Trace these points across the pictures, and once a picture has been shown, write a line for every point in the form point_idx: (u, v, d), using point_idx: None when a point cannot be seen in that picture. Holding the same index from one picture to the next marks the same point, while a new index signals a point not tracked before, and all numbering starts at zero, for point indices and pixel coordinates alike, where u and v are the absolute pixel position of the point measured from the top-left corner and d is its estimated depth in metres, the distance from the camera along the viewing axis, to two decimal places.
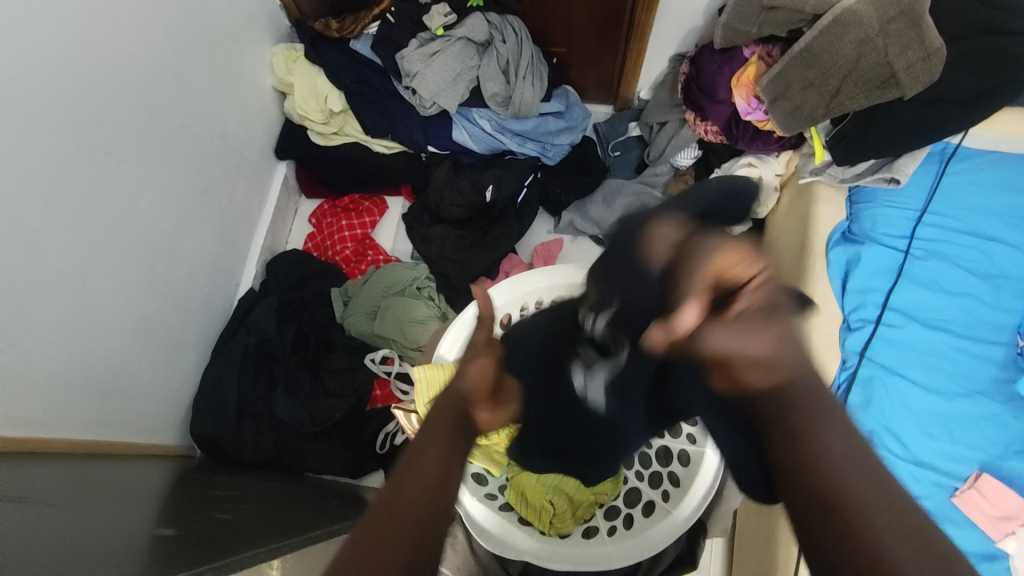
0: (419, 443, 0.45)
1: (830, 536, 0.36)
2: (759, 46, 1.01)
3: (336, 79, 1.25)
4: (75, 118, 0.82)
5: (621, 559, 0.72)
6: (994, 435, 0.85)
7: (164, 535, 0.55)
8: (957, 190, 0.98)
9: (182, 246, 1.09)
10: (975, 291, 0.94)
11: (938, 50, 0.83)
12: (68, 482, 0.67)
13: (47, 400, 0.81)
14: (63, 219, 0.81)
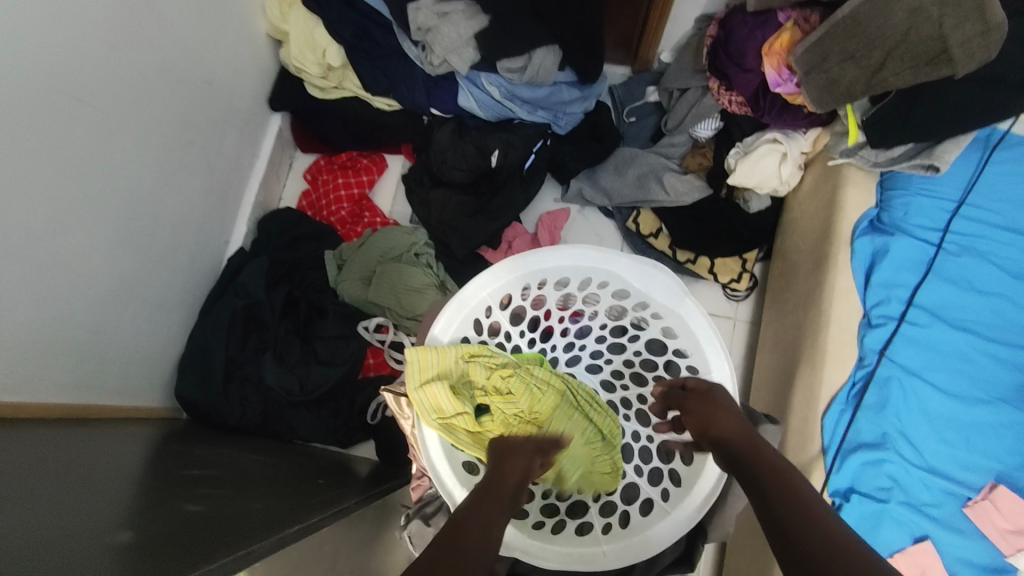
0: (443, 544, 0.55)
1: None
2: (795, 11, 0.93)
3: (335, 32, 1.15)
4: (40, 56, 0.73)
5: (616, 560, 0.68)
6: (1013, 444, 0.82)
7: (128, 531, 0.51)
8: (999, 181, 0.91)
9: (166, 201, 1.02)
10: (1008, 292, 0.88)
11: (1000, 26, 0.73)
12: (30, 457, 0.62)
13: (14, 365, 0.76)
14: (30, 172, 0.74)
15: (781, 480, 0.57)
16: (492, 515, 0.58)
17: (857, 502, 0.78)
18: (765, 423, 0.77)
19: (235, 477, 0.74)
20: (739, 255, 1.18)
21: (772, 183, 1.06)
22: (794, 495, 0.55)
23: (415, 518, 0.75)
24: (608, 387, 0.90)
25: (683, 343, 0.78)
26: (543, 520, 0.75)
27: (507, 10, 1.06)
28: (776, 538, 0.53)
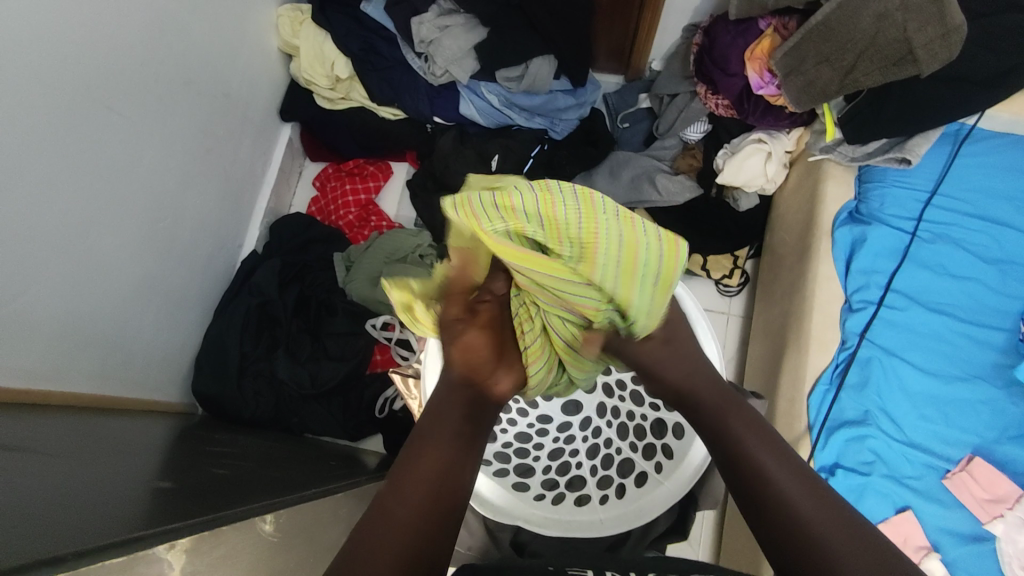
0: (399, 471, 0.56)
1: (793, 543, 0.51)
2: (775, 18, 0.99)
3: (343, 45, 1.23)
4: (77, 69, 0.80)
5: (612, 527, 0.74)
6: (990, 419, 0.86)
7: (163, 486, 0.56)
8: (969, 172, 0.97)
9: (186, 204, 1.08)
10: (980, 275, 0.94)
11: (958, 28, 0.80)
12: (70, 432, 0.67)
13: (48, 353, 0.81)
14: (65, 174, 0.80)
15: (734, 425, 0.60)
16: (430, 468, 0.56)
17: (843, 476, 0.83)
18: (752, 398, 0.83)
19: (252, 455, 0.79)
20: (731, 252, 1.23)
21: (758, 181, 1.12)
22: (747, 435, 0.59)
23: None
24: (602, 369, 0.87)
25: None
26: (543, 491, 0.79)
27: (505, 22, 1.13)
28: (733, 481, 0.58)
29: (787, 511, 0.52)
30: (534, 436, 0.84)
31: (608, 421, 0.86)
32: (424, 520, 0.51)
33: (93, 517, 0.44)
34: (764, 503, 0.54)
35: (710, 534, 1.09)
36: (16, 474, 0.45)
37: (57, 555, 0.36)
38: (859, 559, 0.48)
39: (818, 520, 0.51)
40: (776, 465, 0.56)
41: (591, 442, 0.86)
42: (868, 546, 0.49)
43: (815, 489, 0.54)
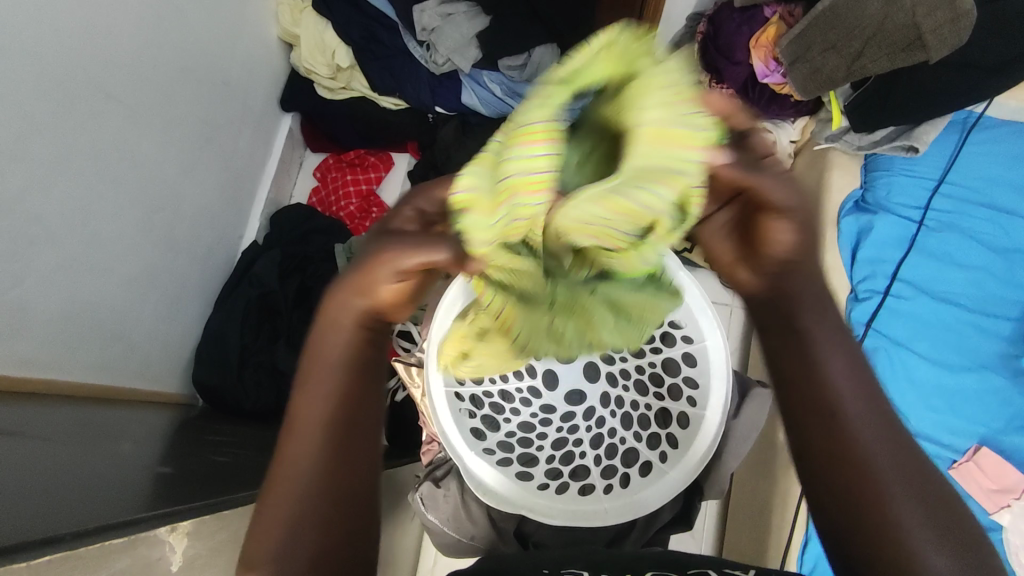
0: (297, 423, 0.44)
1: (862, 529, 0.41)
2: (780, 6, 0.99)
3: (344, 33, 1.22)
4: (75, 55, 0.79)
5: (617, 516, 0.74)
6: (998, 410, 0.88)
7: (162, 472, 0.55)
8: (976, 161, 0.98)
9: (185, 193, 1.07)
10: (988, 264, 0.95)
11: (968, 13, 0.79)
12: (71, 419, 0.67)
13: (48, 343, 0.80)
14: (61, 163, 0.79)
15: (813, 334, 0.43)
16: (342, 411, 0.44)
17: None
18: (756, 389, 0.83)
19: (253, 443, 0.78)
20: None
21: None
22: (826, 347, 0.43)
23: (426, 480, 0.82)
24: (606, 359, 0.85)
25: (676, 313, 0.80)
26: (547, 481, 0.79)
27: (508, 10, 1.12)
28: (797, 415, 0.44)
29: (871, 484, 0.41)
30: (537, 427, 0.82)
31: (612, 411, 0.84)
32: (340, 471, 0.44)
33: (95, 498, 0.44)
34: (818, 467, 0.43)
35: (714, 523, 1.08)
36: (17, 456, 0.45)
37: (84, 527, 0.38)
38: (941, 552, 0.40)
39: (900, 489, 0.41)
40: (857, 407, 0.42)
41: (595, 433, 0.83)
42: (951, 528, 0.41)
43: (897, 439, 0.42)
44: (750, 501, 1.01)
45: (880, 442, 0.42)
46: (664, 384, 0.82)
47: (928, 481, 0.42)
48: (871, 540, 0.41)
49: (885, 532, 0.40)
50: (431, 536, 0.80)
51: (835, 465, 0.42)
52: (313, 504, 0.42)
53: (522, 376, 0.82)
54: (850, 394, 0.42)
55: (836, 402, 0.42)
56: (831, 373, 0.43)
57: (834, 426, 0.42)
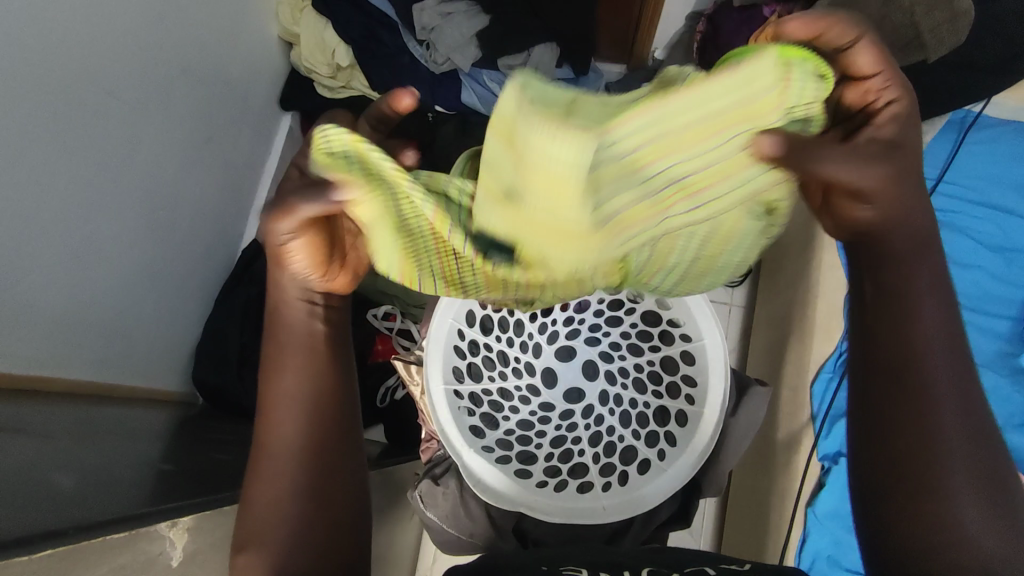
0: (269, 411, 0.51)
1: (909, 480, 0.45)
2: (779, 6, 0.99)
3: (344, 32, 1.22)
4: (76, 52, 0.79)
5: (615, 514, 0.74)
6: (994, 408, 0.93)
7: (162, 468, 0.55)
8: (974, 162, 1.02)
9: (186, 191, 1.07)
10: (984, 263, 1.00)
11: (966, 12, 0.81)
12: (71, 417, 0.67)
13: (49, 340, 0.80)
14: (63, 160, 0.79)
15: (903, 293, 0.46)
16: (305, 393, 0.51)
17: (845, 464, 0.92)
18: (755, 387, 0.83)
19: (253, 442, 0.78)
20: None
21: None
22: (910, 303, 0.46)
23: (425, 478, 0.82)
24: (605, 357, 0.86)
25: (674, 312, 0.81)
26: (546, 478, 0.79)
27: (508, 9, 1.13)
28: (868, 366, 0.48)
29: (927, 440, 0.45)
30: (536, 424, 0.82)
31: (610, 408, 0.84)
32: (318, 445, 0.51)
33: (96, 493, 0.44)
34: (874, 418, 0.47)
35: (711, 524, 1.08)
36: (18, 451, 0.45)
37: (86, 521, 0.38)
38: (980, 509, 0.43)
39: (954, 448, 0.44)
40: (934, 365, 0.45)
41: (594, 430, 0.83)
42: (993, 492, 0.44)
43: (963, 403, 0.45)
44: (749, 502, 1.01)
45: (945, 405, 0.45)
46: (662, 382, 0.83)
47: (981, 447, 0.45)
48: (915, 489, 0.45)
49: (931, 481, 0.44)
50: (432, 533, 0.81)
51: (891, 419, 0.46)
52: (299, 477, 0.50)
53: (521, 373, 0.85)
54: (929, 354, 0.45)
55: (914, 358, 0.46)
56: (909, 325, 0.46)
57: (902, 381, 0.46)
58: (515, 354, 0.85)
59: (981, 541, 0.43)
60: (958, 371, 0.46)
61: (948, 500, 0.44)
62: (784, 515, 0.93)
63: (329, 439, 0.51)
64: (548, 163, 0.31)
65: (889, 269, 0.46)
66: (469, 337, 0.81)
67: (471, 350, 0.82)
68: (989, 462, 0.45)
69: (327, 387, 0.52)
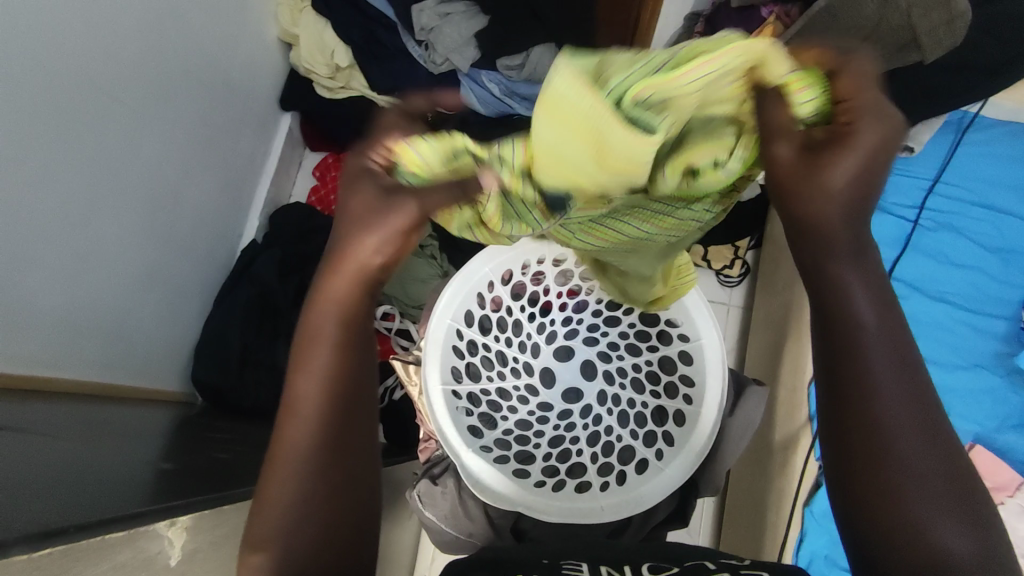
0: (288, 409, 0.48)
1: (864, 485, 0.44)
2: (777, 6, 0.99)
3: (344, 33, 1.22)
4: (76, 53, 0.79)
5: (613, 514, 0.74)
6: (992, 410, 0.93)
7: (163, 467, 0.56)
8: (971, 163, 1.04)
9: (186, 192, 1.08)
10: (981, 263, 1.01)
11: (963, 14, 0.79)
12: (72, 416, 0.67)
13: (50, 341, 0.80)
14: (63, 161, 0.79)
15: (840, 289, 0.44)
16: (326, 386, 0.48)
17: None
18: (753, 387, 0.84)
19: (254, 441, 0.79)
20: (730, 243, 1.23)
21: None
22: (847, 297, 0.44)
23: (424, 478, 0.83)
24: (603, 357, 0.87)
25: (671, 312, 0.82)
26: (543, 478, 0.79)
27: (508, 10, 1.13)
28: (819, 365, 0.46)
29: (879, 442, 0.43)
30: (534, 424, 0.83)
31: (607, 409, 0.84)
32: (340, 438, 0.48)
33: (97, 492, 0.44)
34: (828, 419, 0.46)
35: (709, 524, 1.09)
36: (22, 450, 0.46)
37: (86, 520, 0.39)
38: (940, 511, 0.42)
39: (909, 450, 0.43)
40: (879, 362, 0.43)
41: (591, 430, 0.84)
42: (954, 489, 0.43)
43: (914, 397, 0.44)
44: (746, 502, 1.02)
45: (895, 401, 0.43)
46: (660, 382, 0.84)
47: (940, 442, 0.43)
48: (869, 496, 0.44)
49: (887, 485, 0.43)
50: (430, 533, 0.81)
51: (843, 422, 0.44)
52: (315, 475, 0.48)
53: (519, 374, 0.86)
54: (870, 352, 0.43)
55: (860, 355, 0.44)
56: (853, 324, 0.44)
57: (847, 381, 0.44)
58: (513, 354, 0.86)
59: (944, 541, 0.42)
60: (911, 362, 0.44)
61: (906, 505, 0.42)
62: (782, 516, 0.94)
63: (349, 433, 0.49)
64: (614, 140, 0.37)
65: (823, 263, 0.44)
66: (467, 337, 0.82)
67: (470, 350, 0.82)
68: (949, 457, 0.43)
69: (350, 376, 0.49)
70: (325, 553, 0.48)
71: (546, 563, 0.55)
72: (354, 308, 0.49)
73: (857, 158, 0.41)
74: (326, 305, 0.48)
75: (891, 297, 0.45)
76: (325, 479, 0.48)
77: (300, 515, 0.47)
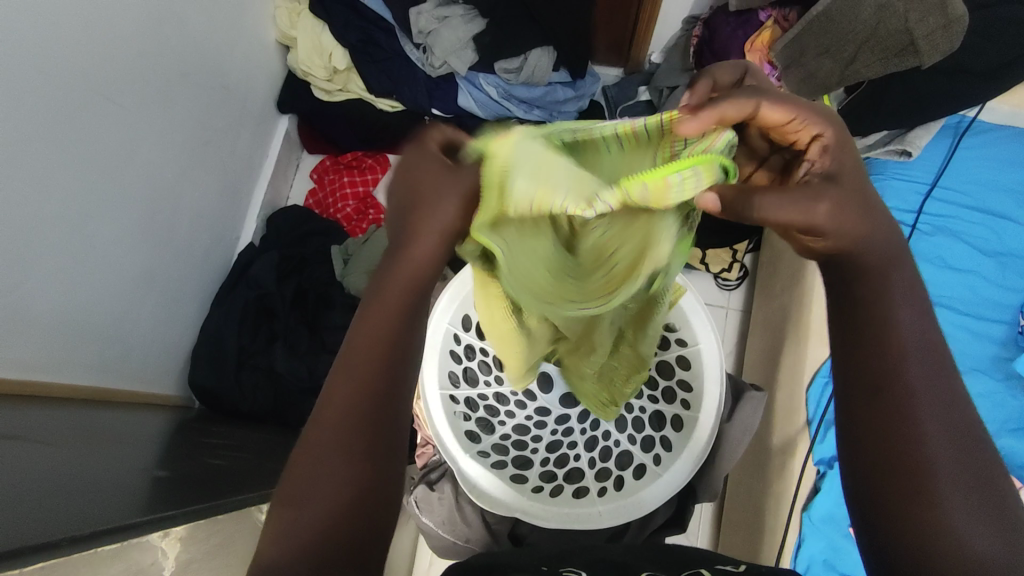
0: (339, 376, 0.44)
1: (888, 487, 0.41)
2: (775, 10, 1.00)
3: (342, 36, 1.22)
4: (71, 57, 0.78)
5: (610, 520, 0.74)
6: (991, 414, 0.93)
7: (158, 473, 0.56)
8: (968, 166, 1.04)
9: (183, 195, 1.07)
10: (980, 267, 1.01)
11: (959, 18, 0.79)
12: (67, 422, 0.67)
13: (45, 346, 0.80)
14: (59, 166, 0.79)
15: (878, 298, 0.43)
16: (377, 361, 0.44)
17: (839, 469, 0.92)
18: (751, 392, 0.83)
19: (250, 446, 0.79)
20: (729, 247, 1.20)
21: None
22: (892, 305, 0.43)
23: (420, 484, 0.83)
24: None
25: (671, 317, 0.81)
26: (541, 484, 0.79)
27: (505, 12, 1.13)
28: (847, 367, 0.45)
29: (913, 446, 0.41)
30: (531, 429, 0.83)
31: None
32: (374, 427, 0.44)
33: (91, 502, 0.44)
34: (857, 421, 0.43)
35: (707, 526, 1.09)
36: (16, 459, 0.45)
37: (79, 532, 0.38)
38: (979, 523, 0.39)
39: (947, 457, 0.40)
40: (922, 372, 0.42)
41: (590, 435, 0.84)
42: (993, 503, 0.40)
43: (953, 409, 0.41)
44: (745, 503, 1.02)
45: (931, 409, 0.41)
46: (658, 387, 0.84)
47: (977, 454, 0.41)
48: (897, 504, 0.40)
49: (919, 487, 0.40)
50: (428, 539, 0.81)
51: (869, 423, 0.43)
52: (351, 460, 0.42)
53: None
54: (914, 359, 0.42)
55: (901, 358, 0.42)
56: (897, 324, 0.43)
57: (880, 381, 0.42)
58: None
59: (971, 546, 0.38)
60: (951, 377, 0.42)
61: (942, 516, 0.39)
62: (781, 512, 0.93)
63: (382, 424, 0.44)
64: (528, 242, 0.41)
65: (859, 275, 0.44)
66: (463, 341, 0.81)
67: (467, 354, 0.82)
68: (992, 474, 0.41)
69: (394, 350, 0.45)
70: (348, 523, 0.42)
71: (546, 570, 0.53)
72: (426, 274, 0.44)
73: (831, 194, 0.40)
74: (409, 258, 0.43)
75: (932, 310, 0.45)
76: (356, 444, 0.43)
77: (324, 475, 0.42)
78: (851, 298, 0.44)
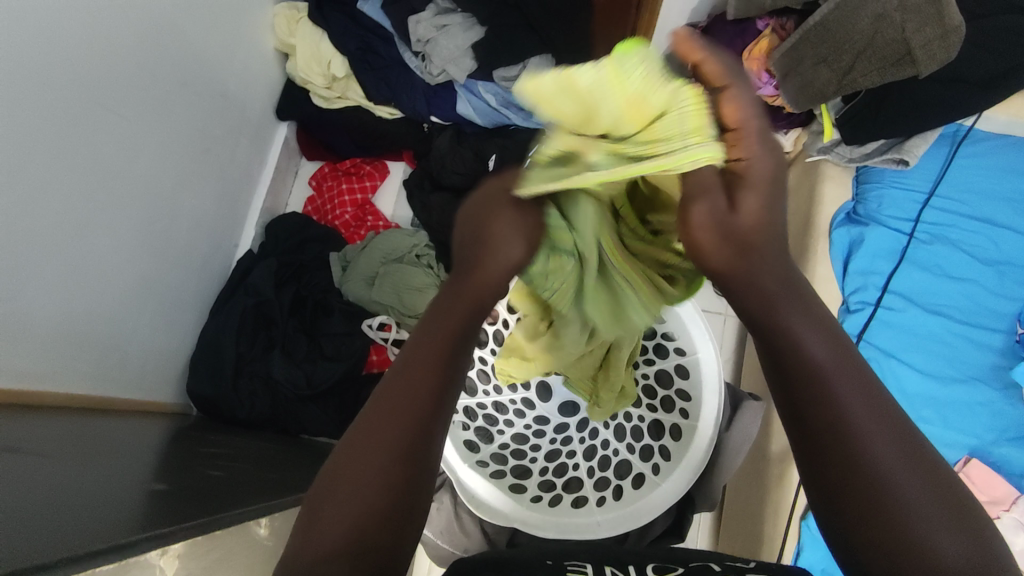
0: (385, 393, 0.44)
1: (849, 508, 0.40)
2: (773, 18, 1.00)
3: (341, 44, 1.23)
4: (70, 67, 0.78)
5: (609, 530, 0.74)
6: (989, 422, 0.95)
7: (155, 487, 0.56)
8: (965, 175, 1.05)
9: (181, 202, 1.07)
10: (978, 276, 1.02)
11: (956, 29, 0.81)
12: (63, 432, 0.67)
13: (42, 355, 0.79)
14: (59, 175, 0.79)
15: (783, 315, 0.45)
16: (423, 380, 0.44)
17: None
18: (750, 400, 0.84)
19: (247, 457, 0.78)
20: None
21: None
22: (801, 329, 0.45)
23: None
24: None
25: (669, 326, 0.82)
26: (540, 493, 0.78)
27: (503, 20, 1.13)
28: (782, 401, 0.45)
29: (859, 459, 0.40)
30: (531, 437, 0.84)
31: (606, 422, 0.85)
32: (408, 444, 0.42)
33: (88, 519, 0.44)
34: (804, 450, 0.44)
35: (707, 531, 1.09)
36: (12, 474, 0.45)
37: (82, 551, 0.39)
38: (949, 525, 0.38)
39: (893, 464, 0.40)
40: (845, 388, 0.42)
41: (589, 444, 0.85)
42: (953, 504, 0.39)
43: (887, 415, 0.42)
44: (747, 504, 1.02)
45: (862, 419, 0.41)
46: (657, 396, 0.83)
47: (921, 458, 0.41)
48: (864, 523, 0.39)
49: (878, 500, 0.39)
50: (426, 548, 0.81)
51: (817, 444, 0.42)
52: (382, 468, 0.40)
53: (516, 387, 0.85)
54: (835, 378, 0.43)
55: (819, 376, 0.43)
56: (802, 342, 0.44)
57: (807, 403, 0.43)
58: None
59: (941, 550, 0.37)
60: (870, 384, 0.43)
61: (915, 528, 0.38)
62: (782, 516, 0.94)
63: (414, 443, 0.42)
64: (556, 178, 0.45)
65: (773, 308, 0.45)
66: None
67: None
68: (943, 478, 0.40)
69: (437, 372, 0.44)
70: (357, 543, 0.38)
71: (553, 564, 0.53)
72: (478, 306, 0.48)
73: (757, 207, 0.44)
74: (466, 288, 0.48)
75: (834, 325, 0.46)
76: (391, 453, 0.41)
77: (350, 485, 0.40)
78: (762, 330, 0.46)
